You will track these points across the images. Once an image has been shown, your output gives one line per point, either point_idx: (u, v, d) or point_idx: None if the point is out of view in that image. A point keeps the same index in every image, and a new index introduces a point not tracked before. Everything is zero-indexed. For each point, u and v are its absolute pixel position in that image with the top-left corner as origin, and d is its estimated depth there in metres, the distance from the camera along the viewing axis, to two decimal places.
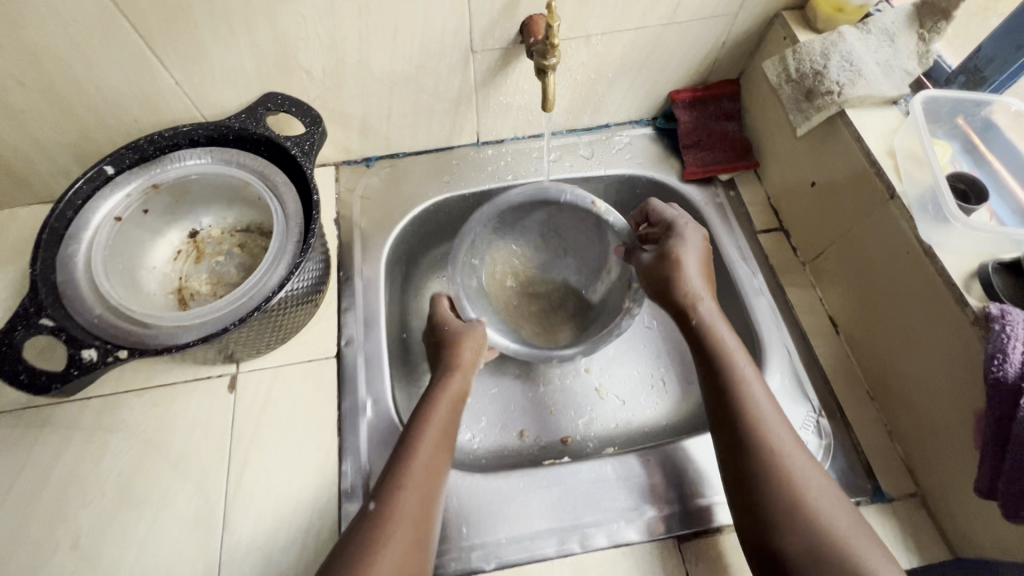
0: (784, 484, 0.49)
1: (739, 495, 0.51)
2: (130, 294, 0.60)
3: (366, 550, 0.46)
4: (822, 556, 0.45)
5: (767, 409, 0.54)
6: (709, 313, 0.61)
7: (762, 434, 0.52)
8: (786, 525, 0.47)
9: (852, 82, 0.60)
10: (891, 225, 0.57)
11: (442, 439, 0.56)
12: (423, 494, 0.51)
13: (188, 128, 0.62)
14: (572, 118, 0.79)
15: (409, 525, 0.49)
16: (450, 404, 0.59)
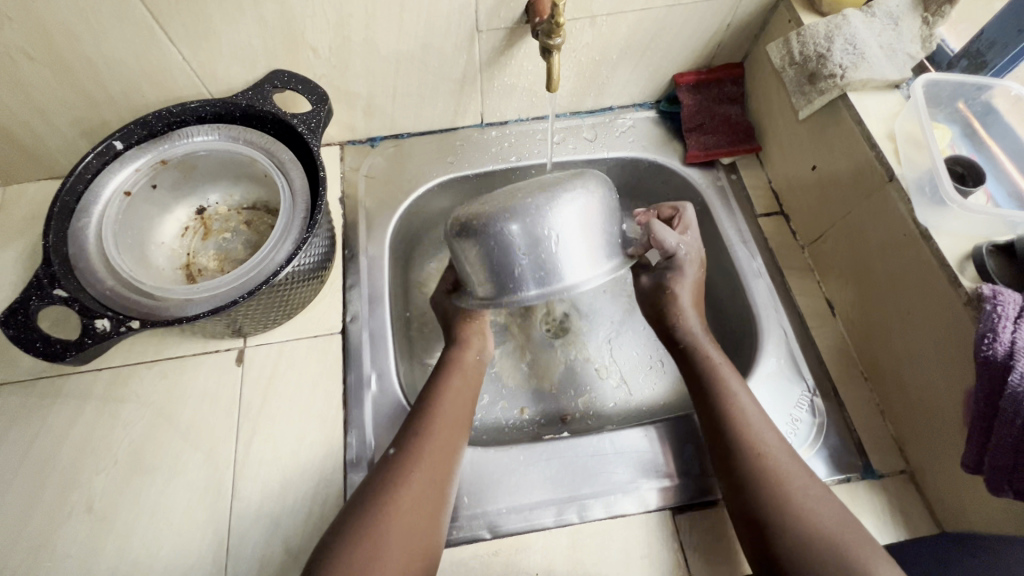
0: (774, 486, 0.51)
1: (734, 499, 0.53)
2: (140, 268, 0.62)
3: (372, 522, 0.49)
4: (812, 552, 0.47)
5: (755, 417, 0.56)
6: (695, 332, 0.65)
7: (749, 439, 0.54)
8: (777, 524, 0.49)
9: (855, 66, 0.60)
10: (890, 208, 0.57)
11: (448, 419, 0.58)
12: (432, 475, 0.53)
13: (195, 104, 0.63)
14: (576, 100, 0.79)
15: (416, 506, 0.51)
16: (457, 389, 0.61)
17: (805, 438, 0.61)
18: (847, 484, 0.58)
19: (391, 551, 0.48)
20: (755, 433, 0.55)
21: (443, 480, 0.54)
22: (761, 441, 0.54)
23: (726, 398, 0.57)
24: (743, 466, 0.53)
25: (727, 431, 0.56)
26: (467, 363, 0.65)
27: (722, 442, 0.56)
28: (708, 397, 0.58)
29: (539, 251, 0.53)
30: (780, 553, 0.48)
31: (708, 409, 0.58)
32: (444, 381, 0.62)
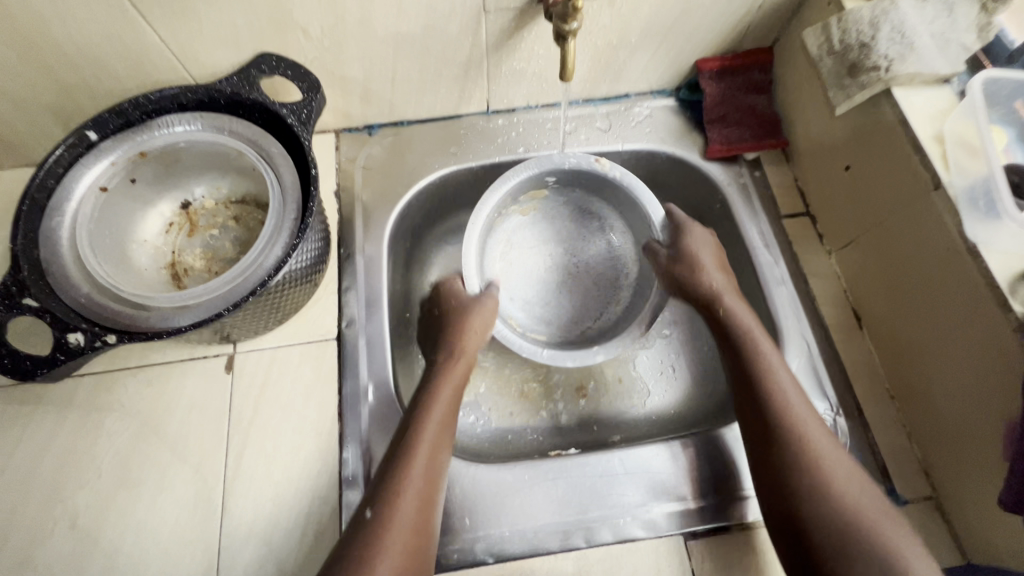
0: (817, 478, 0.49)
1: (770, 478, 0.51)
2: (120, 270, 0.57)
3: (374, 534, 0.47)
4: (848, 538, 0.46)
5: (794, 402, 0.54)
6: (732, 305, 0.62)
7: (791, 425, 0.52)
8: (811, 509, 0.48)
9: (901, 57, 0.55)
10: (932, 219, 0.53)
11: (446, 421, 0.56)
12: (428, 475, 0.52)
13: (175, 90, 0.57)
14: (590, 86, 0.73)
15: (417, 504, 0.50)
16: (454, 391, 0.59)
17: None
18: None
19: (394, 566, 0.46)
20: (797, 419, 0.53)
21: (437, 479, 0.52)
22: (805, 427, 0.52)
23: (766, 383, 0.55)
24: (783, 458, 0.51)
25: (768, 419, 0.53)
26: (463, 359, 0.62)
27: (763, 429, 0.54)
28: (745, 383, 0.57)
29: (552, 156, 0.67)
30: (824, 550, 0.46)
31: (747, 396, 0.56)
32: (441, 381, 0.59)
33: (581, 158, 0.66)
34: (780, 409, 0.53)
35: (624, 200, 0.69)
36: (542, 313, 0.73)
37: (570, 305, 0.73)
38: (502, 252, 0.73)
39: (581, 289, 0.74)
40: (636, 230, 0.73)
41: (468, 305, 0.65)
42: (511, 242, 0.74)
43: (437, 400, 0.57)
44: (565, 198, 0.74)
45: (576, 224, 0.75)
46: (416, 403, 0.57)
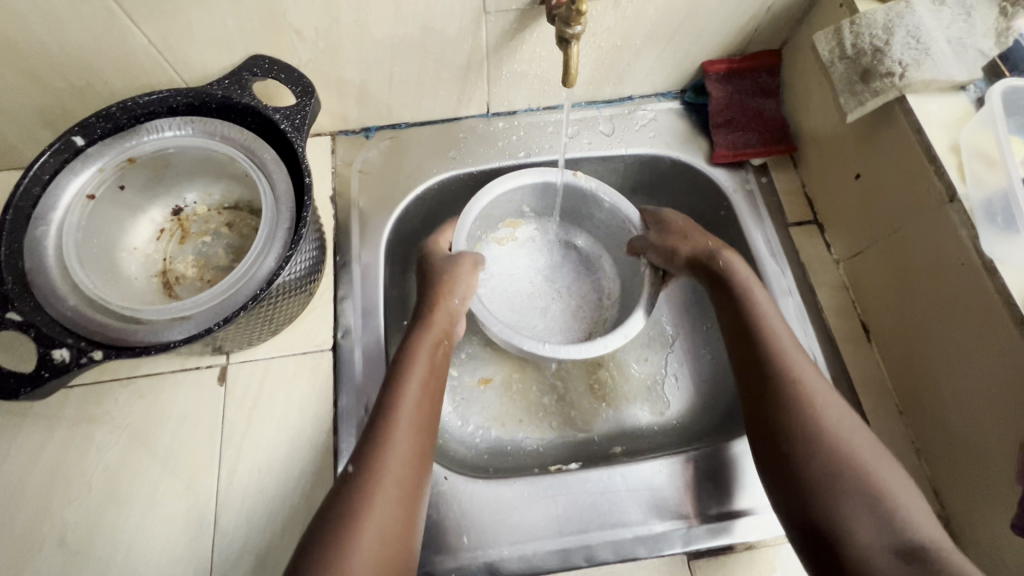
0: (808, 420, 0.49)
1: (758, 424, 0.52)
2: (109, 279, 0.56)
3: (362, 484, 0.46)
4: (836, 477, 0.46)
5: (791, 351, 0.53)
6: (727, 259, 0.61)
7: (783, 368, 0.52)
8: (804, 451, 0.48)
9: (916, 63, 0.53)
10: (946, 232, 0.51)
11: (432, 376, 0.55)
12: (419, 426, 0.51)
13: (164, 94, 0.55)
14: (593, 88, 0.71)
15: (411, 453, 0.49)
16: (435, 344, 0.57)
17: None
18: None
19: (387, 515, 0.45)
20: (795, 366, 0.52)
21: (428, 431, 0.52)
22: (803, 375, 0.52)
23: (763, 334, 0.55)
24: (782, 406, 0.50)
25: (765, 368, 0.53)
26: (443, 314, 0.60)
27: (760, 379, 0.53)
28: (742, 334, 0.56)
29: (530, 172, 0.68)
30: (823, 493, 0.46)
31: (743, 347, 0.55)
32: (423, 336, 0.57)
33: (548, 174, 0.68)
34: (778, 357, 0.53)
35: (601, 214, 0.71)
36: (534, 333, 0.71)
37: (560, 325, 0.72)
38: (484, 278, 0.72)
39: (568, 311, 0.73)
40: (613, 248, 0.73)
41: (447, 267, 0.62)
42: (491, 268, 0.73)
43: (420, 354, 0.56)
44: (540, 226, 0.75)
45: (553, 249, 0.75)
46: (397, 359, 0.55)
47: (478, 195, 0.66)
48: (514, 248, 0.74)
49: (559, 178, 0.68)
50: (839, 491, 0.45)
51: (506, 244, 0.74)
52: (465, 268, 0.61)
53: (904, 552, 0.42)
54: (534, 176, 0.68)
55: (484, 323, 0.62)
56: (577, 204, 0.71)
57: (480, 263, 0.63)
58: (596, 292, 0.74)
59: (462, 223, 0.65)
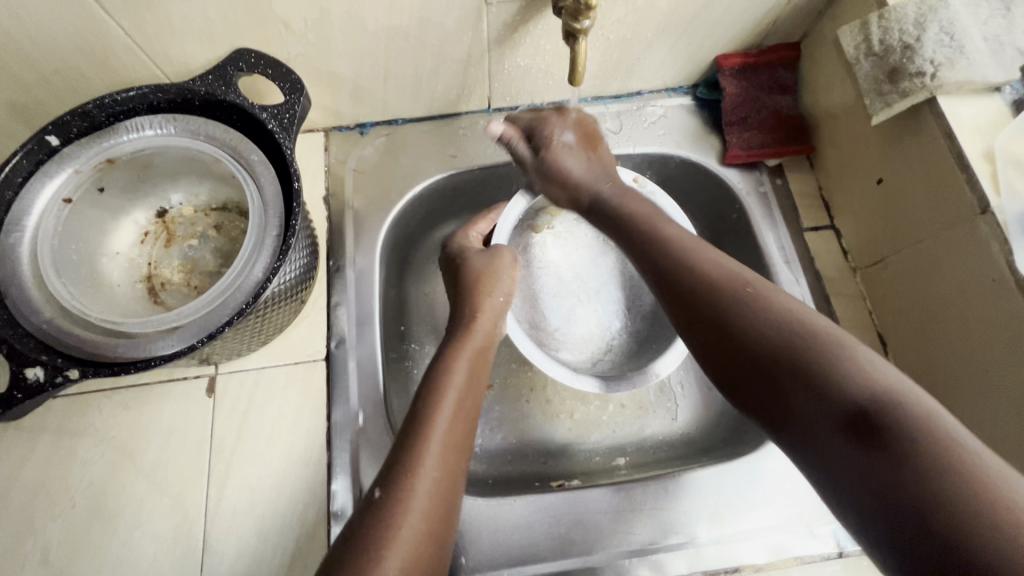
0: (727, 300, 0.42)
1: (688, 327, 0.45)
2: (89, 287, 0.53)
3: (388, 507, 0.39)
4: (771, 351, 0.38)
5: (700, 250, 0.47)
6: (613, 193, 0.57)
7: (688, 261, 0.46)
8: (731, 331, 0.41)
9: (950, 62, 0.49)
10: (977, 244, 0.48)
11: (471, 389, 0.50)
12: (452, 443, 0.45)
13: (144, 90, 0.52)
14: (600, 83, 0.68)
15: (442, 464, 0.43)
16: (475, 354, 0.53)
17: None
18: None
19: (416, 535, 0.38)
20: (708, 261, 0.46)
21: (465, 447, 0.46)
22: (719, 268, 0.45)
23: (667, 243, 0.49)
24: (704, 306, 0.43)
25: (675, 274, 0.46)
26: (488, 318, 0.56)
27: (669, 287, 0.46)
28: (645, 247, 0.50)
29: None
30: (770, 379, 0.38)
31: (648, 259, 0.49)
32: (461, 343, 0.53)
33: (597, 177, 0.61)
34: (685, 259, 0.46)
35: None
36: (555, 338, 0.68)
37: (582, 334, 0.68)
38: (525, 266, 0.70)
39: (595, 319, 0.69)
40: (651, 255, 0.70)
41: (488, 262, 0.59)
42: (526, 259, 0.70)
43: (456, 364, 0.51)
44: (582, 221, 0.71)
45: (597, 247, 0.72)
46: (433, 372, 0.50)
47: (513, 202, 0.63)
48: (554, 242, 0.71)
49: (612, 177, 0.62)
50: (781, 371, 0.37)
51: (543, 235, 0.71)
52: (505, 260, 0.59)
53: (858, 413, 0.33)
54: None
55: (513, 339, 0.59)
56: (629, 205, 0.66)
57: (518, 262, 0.61)
58: (632, 302, 0.70)
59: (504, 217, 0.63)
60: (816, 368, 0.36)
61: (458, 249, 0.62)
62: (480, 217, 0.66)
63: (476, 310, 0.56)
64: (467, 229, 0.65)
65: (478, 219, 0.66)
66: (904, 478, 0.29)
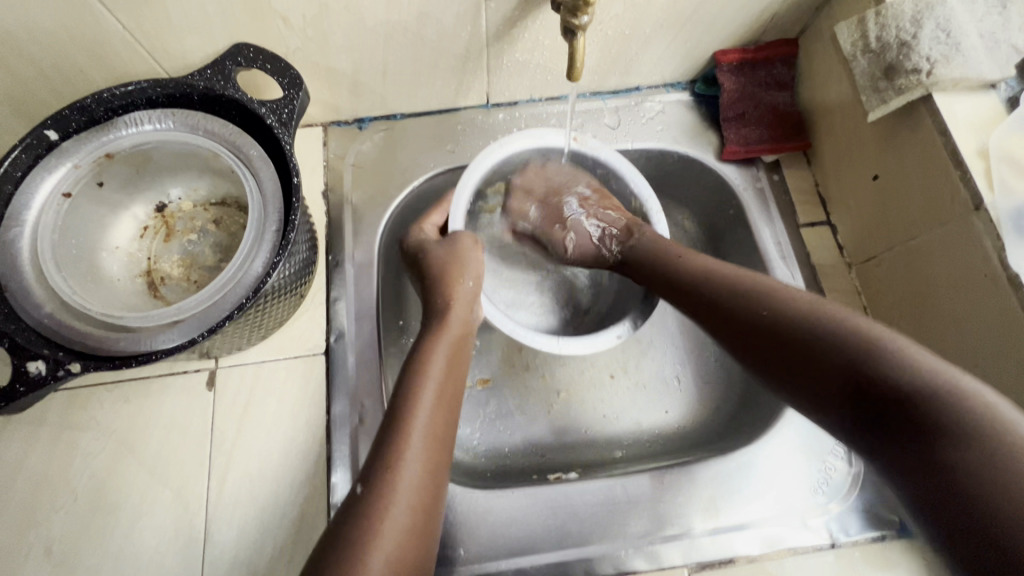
0: (764, 314, 0.45)
1: (735, 341, 0.47)
2: (89, 281, 0.53)
3: (371, 506, 0.40)
4: (811, 357, 0.41)
5: (735, 274, 0.50)
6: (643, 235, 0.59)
7: (722, 282, 0.50)
8: (773, 343, 0.44)
9: (946, 59, 0.49)
10: (971, 241, 0.49)
11: (449, 381, 0.50)
12: (434, 437, 0.45)
13: (143, 85, 0.52)
14: (599, 78, 0.68)
15: (422, 461, 0.44)
16: (453, 344, 0.53)
17: (833, 494, 0.56)
18: (881, 544, 0.54)
19: (399, 534, 0.39)
20: (746, 280, 0.48)
21: (446, 438, 0.47)
22: (755, 289, 0.47)
23: (700, 270, 0.52)
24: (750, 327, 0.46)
25: (716, 300, 0.49)
26: (460, 308, 0.55)
27: (713, 310, 0.49)
28: (679, 274, 0.53)
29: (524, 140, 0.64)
30: (823, 391, 0.40)
31: (684, 289, 0.52)
32: (437, 335, 0.53)
33: (551, 137, 0.64)
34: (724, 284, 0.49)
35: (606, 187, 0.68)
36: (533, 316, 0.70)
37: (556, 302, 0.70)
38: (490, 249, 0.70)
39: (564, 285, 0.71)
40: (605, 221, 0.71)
41: (449, 250, 0.57)
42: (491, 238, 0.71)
43: (433, 357, 0.51)
44: None
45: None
46: (410, 367, 0.50)
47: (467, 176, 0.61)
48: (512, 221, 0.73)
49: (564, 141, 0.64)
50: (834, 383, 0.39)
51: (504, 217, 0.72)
52: (467, 245, 0.58)
53: (909, 412, 0.35)
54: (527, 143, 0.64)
55: (489, 317, 0.59)
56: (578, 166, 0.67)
57: (480, 241, 0.60)
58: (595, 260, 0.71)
59: (455, 205, 0.61)
60: (865, 369, 0.37)
61: (417, 238, 0.61)
62: (433, 207, 0.64)
63: (448, 299, 0.55)
64: (422, 222, 0.63)
65: (432, 210, 0.64)
66: (956, 474, 0.31)
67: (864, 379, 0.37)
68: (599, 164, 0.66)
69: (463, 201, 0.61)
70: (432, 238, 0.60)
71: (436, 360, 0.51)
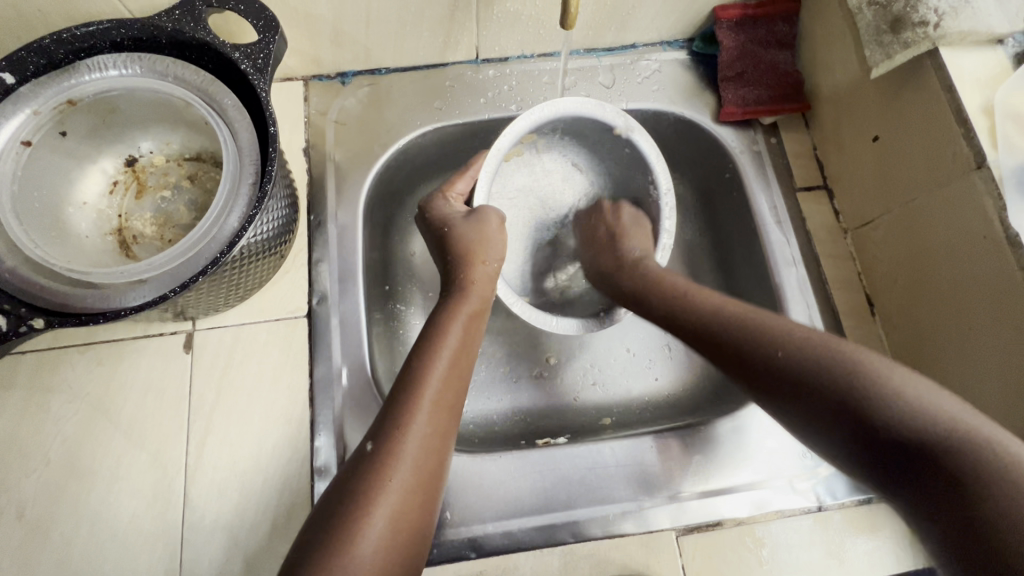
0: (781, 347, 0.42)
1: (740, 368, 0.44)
2: (54, 237, 0.50)
3: (376, 469, 0.39)
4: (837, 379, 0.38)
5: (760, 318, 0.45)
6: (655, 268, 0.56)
7: (732, 322, 0.46)
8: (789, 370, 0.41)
9: (954, 11, 0.47)
10: (970, 201, 0.47)
11: (463, 352, 0.48)
12: (443, 405, 0.44)
13: (104, 25, 0.48)
14: (594, 34, 0.65)
15: (432, 430, 0.42)
16: (470, 316, 0.51)
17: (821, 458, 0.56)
18: (867, 507, 0.54)
19: (402, 498, 0.39)
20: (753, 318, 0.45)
21: (455, 406, 0.45)
22: (778, 332, 0.43)
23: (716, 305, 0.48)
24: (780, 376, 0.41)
25: (738, 348, 0.44)
26: (479, 280, 0.53)
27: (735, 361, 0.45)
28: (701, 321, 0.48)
29: (553, 112, 0.59)
30: (846, 428, 0.37)
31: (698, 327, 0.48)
32: (455, 305, 0.51)
33: (572, 105, 0.59)
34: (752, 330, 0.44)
35: (622, 155, 0.63)
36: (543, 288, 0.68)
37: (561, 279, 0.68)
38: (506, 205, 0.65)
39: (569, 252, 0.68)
40: (617, 179, 0.66)
41: (473, 229, 0.55)
42: (497, 188, 0.65)
43: (451, 327, 0.49)
44: (547, 149, 0.65)
45: (558, 163, 0.66)
46: (428, 334, 0.49)
47: (496, 145, 0.58)
48: (518, 165, 0.65)
49: (592, 109, 0.59)
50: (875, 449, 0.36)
51: (511, 162, 0.64)
52: (492, 225, 0.55)
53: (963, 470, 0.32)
54: (555, 110, 0.59)
55: (501, 297, 0.58)
56: (603, 137, 0.62)
57: (505, 219, 0.57)
58: None
59: (483, 173, 0.59)
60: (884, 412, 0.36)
61: (434, 211, 0.58)
62: (457, 175, 0.60)
63: (468, 278, 0.53)
64: (445, 191, 0.60)
65: (457, 177, 0.60)
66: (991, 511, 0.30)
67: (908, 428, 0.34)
68: (620, 136, 0.61)
69: (492, 167, 0.59)
70: (459, 213, 0.57)
71: (453, 333, 0.49)
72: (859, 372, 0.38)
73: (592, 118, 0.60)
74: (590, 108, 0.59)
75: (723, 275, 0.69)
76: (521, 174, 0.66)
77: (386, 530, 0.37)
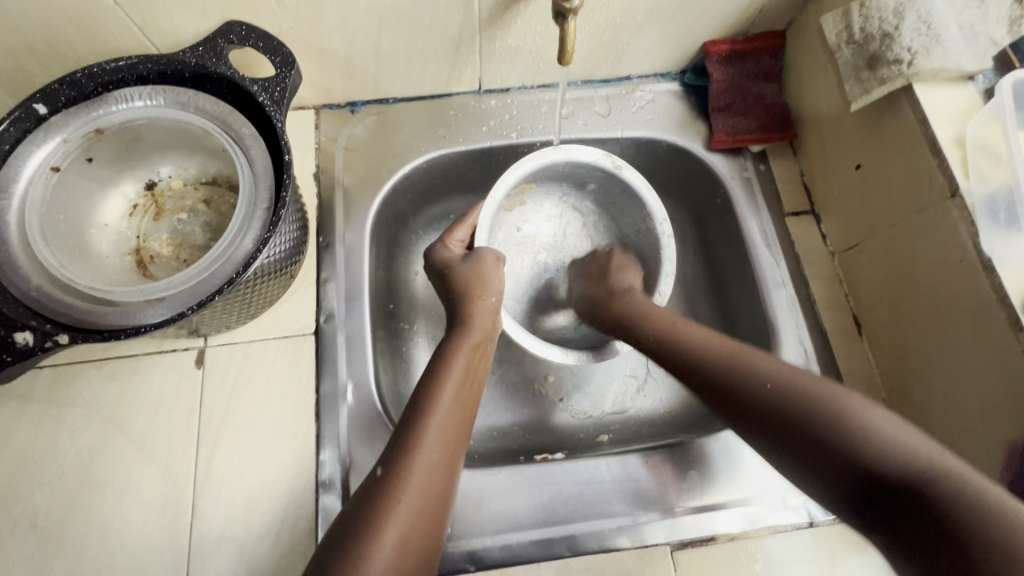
0: (756, 382, 0.44)
1: (726, 408, 0.46)
2: (77, 257, 0.53)
3: (385, 493, 0.41)
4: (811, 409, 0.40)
5: (737, 354, 0.47)
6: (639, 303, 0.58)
7: (709, 360, 0.48)
8: (768, 406, 0.43)
9: (926, 50, 0.51)
10: (947, 227, 0.50)
11: (468, 380, 0.50)
12: (448, 433, 0.46)
13: (133, 61, 0.52)
14: (590, 67, 0.68)
15: (438, 457, 0.44)
16: (474, 347, 0.53)
17: None
18: None
19: (410, 522, 0.40)
20: (728, 353, 0.48)
21: (461, 434, 0.47)
22: (754, 368, 0.45)
23: (691, 340, 0.51)
24: (758, 412, 0.43)
25: (721, 384, 0.46)
26: (482, 315, 0.56)
27: (720, 397, 0.46)
28: (686, 353, 0.50)
29: (531, 167, 0.62)
30: (823, 465, 0.38)
31: (680, 362, 0.50)
32: (461, 338, 0.54)
33: (552, 154, 0.61)
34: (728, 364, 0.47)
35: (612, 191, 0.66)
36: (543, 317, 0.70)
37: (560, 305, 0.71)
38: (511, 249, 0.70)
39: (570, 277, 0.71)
40: (614, 212, 0.69)
41: (474, 269, 0.57)
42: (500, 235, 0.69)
43: (455, 359, 0.51)
44: (543, 197, 0.69)
45: (559, 207, 0.70)
46: (433, 365, 0.51)
47: (491, 196, 0.61)
48: (520, 213, 0.69)
49: (570, 156, 0.62)
50: (856, 482, 0.37)
51: (513, 210, 0.69)
52: (489, 263, 0.58)
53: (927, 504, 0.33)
54: (538, 161, 0.62)
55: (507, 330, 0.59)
56: (592, 178, 0.65)
57: (501, 257, 0.60)
58: None
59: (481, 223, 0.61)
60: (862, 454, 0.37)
61: (440, 258, 0.60)
62: (456, 224, 0.63)
63: (470, 313, 0.55)
64: (445, 239, 0.62)
65: (455, 226, 0.63)
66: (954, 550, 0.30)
67: (880, 465, 0.36)
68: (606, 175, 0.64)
69: (489, 216, 0.61)
70: (458, 257, 0.60)
71: (458, 364, 0.51)
72: (827, 406, 0.40)
73: (575, 163, 0.63)
74: (570, 155, 0.62)
75: (717, 295, 0.72)
76: (526, 219, 0.70)
77: (394, 549, 0.38)
